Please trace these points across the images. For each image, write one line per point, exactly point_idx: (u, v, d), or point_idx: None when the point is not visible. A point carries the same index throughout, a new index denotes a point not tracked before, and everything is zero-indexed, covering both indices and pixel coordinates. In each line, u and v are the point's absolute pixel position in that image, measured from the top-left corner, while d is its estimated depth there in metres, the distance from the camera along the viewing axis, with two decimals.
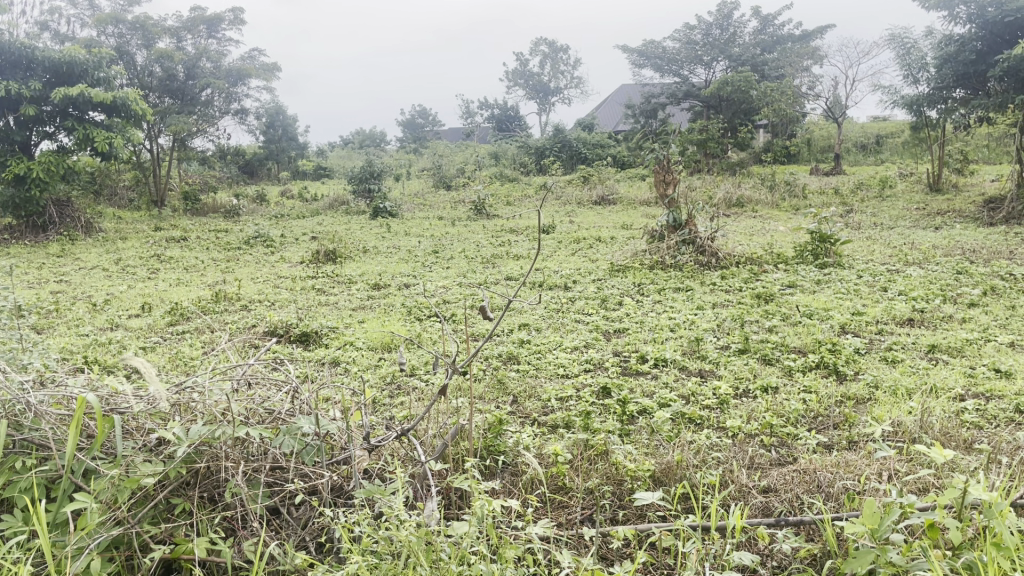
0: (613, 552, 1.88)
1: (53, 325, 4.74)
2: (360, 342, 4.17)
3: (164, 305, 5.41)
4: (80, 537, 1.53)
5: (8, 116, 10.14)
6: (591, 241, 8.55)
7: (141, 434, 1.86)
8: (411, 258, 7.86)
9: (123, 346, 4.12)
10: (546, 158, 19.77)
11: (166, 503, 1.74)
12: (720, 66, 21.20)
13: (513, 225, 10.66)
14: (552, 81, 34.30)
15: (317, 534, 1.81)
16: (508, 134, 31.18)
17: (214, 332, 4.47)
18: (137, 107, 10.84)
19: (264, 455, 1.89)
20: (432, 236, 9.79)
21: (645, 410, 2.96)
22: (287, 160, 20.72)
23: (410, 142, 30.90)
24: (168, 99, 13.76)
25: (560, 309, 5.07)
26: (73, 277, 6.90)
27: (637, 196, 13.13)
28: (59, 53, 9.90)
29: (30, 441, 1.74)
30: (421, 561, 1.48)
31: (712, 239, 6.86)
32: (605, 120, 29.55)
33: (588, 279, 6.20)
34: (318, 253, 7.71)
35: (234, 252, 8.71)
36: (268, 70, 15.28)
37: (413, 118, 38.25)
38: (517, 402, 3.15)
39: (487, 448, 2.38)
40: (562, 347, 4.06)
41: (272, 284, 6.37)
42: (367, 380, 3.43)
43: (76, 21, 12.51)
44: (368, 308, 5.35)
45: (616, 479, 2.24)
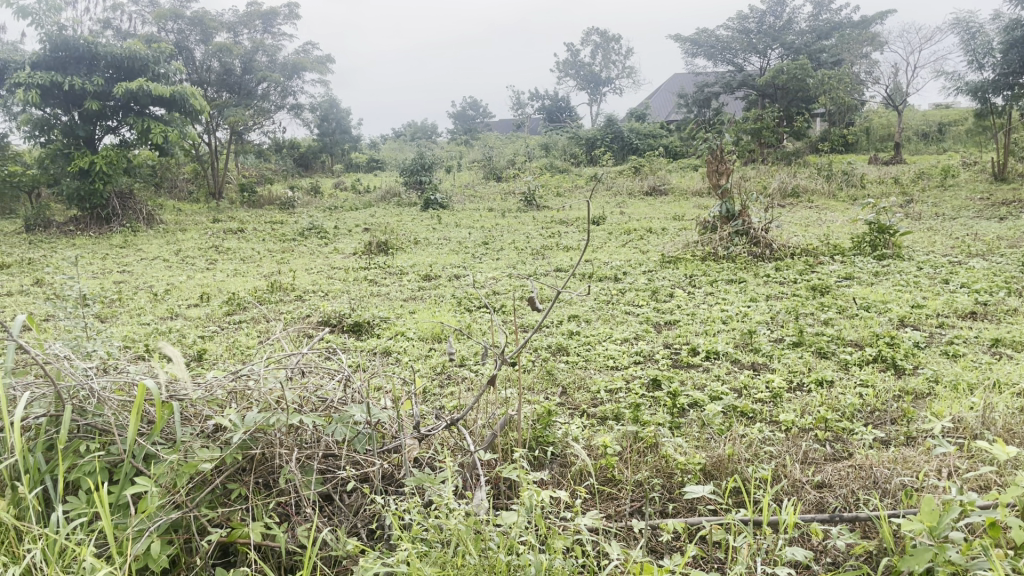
0: (663, 545, 1.87)
1: (116, 315, 4.88)
2: (411, 332, 4.21)
3: (221, 296, 5.52)
4: (140, 520, 1.57)
5: (72, 111, 10.45)
6: (642, 232, 8.49)
7: (199, 420, 1.90)
8: (462, 249, 7.91)
9: (183, 335, 4.23)
10: (597, 148, 19.65)
11: (223, 488, 1.78)
12: (776, 54, 20.79)
13: (563, 217, 10.64)
14: (603, 71, 33.96)
15: (369, 521, 1.83)
16: (558, 124, 31.04)
17: (269, 322, 4.56)
18: (196, 102, 11.06)
19: (317, 443, 1.93)
20: (483, 228, 9.84)
21: (696, 402, 2.93)
22: (341, 153, 20.95)
23: (461, 133, 30.97)
24: (226, 93, 14.10)
25: (611, 301, 5.05)
26: (135, 268, 7.11)
27: (689, 186, 13.01)
28: (121, 49, 10.18)
29: (93, 426, 1.79)
30: (469, 550, 1.48)
31: (766, 230, 6.73)
32: (658, 111, 29.30)
33: (639, 270, 6.15)
34: (371, 245, 7.80)
35: (289, 242, 8.87)
36: (322, 63, 15.48)
37: (463, 110, 38.27)
38: (566, 394, 3.16)
39: (536, 438, 2.39)
40: (612, 339, 4.04)
41: (325, 275, 6.47)
42: (418, 370, 3.47)
43: (138, 18, 12.79)
44: (418, 299, 5.39)
45: (667, 472, 2.23)
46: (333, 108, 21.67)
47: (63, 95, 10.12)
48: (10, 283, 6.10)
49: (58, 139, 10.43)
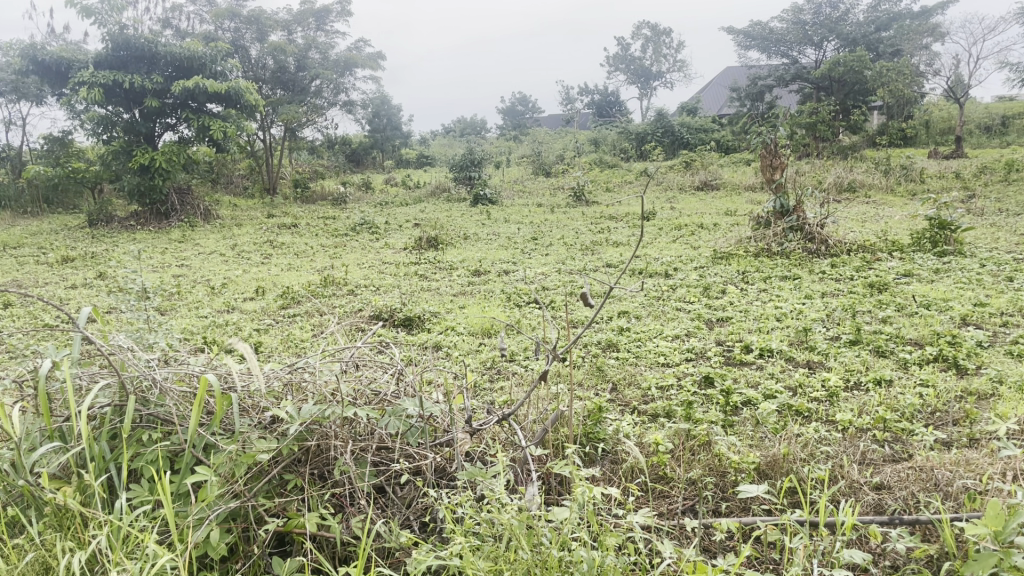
0: (717, 545, 1.85)
1: (175, 307, 5.01)
2: (461, 327, 4.24)
3: (276, 290, 5.62)
4: (201, 508, 1.61)
5: (134, 109, 10.74)
6: (693, 227, 8.40)
7: (257, 412, 1.94)
8: (511, 244, 7.93)
9: (240, 328, 4.32)
10: (647, 143, 19.48)
11: (279, 478, 1.82)
12: (832, 46, 20.36)
13: (613, 212, 10.57)
14: (654, 65, 33.63)
15: (421, 514, 1.85)
16: (608, 119, 30.84)
17: (323, 316, 4.63)
18: (251, 98, 11.26)
19: (370, 436, 1.95)
20: (532, 223, 9.84)
21: (750, 401, 2.89)
22: (391, 149, 21.11)
23: (510, 129, 31.01)
24: (280, 90, 14.34)
25: (661, 297, 5.01)
26: (193, 261, 7.28)
27: (741, 181, 12.83)
28: (180, 48, 10.43)
29: (155, 416, 1.83)
30: (521, 544, 1.47)
31: (822, 226, 6.60)
32: (710, 105, 28.95)
33: (690, 266, 6.09)
34: (421, 240, 7.86)
35: (342, 238, 8.99)
36: (374, 60, 15.63)
37: (513, 106, 38.25)
38: (617, 390, 3.14)
39: (587, 434, 2.38)
40: (663, 335, 4.01)
41: (376, 270, 6.55)
42: (468, 364, 3.49)
43: (196, 17, 13.08)
44: (468, 293, 5.42)
45: (720, 470, 2.20)
46: (384, 104, 21.88)
47: (125, 93, 10.42)
48: (74, 276, 6.29)
49: (120, 136, 10.75)
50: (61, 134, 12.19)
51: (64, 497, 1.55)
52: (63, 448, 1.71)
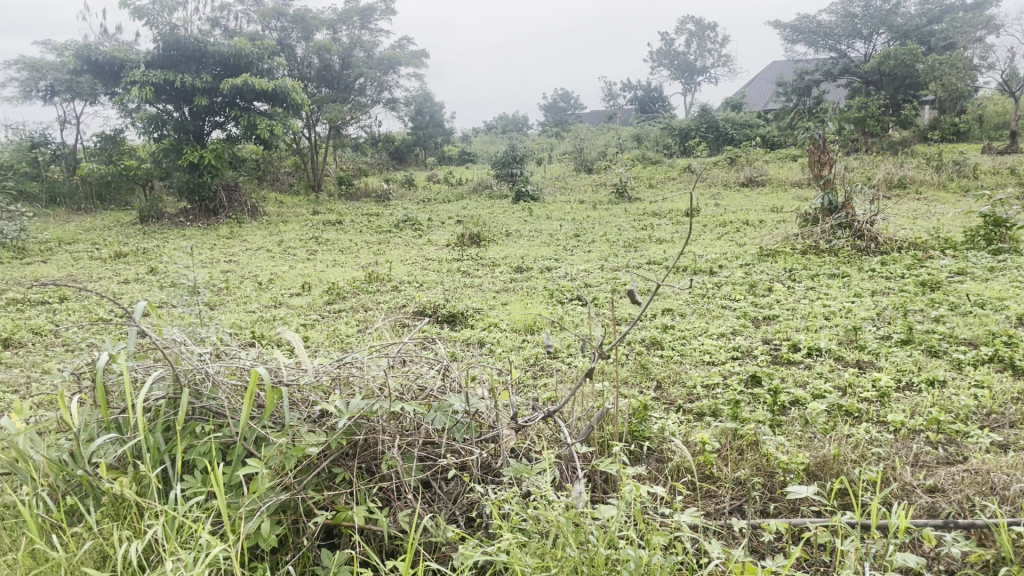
0: (765, 546, 1.83)
1: (224, 302, 5.10)
2: (504, 324, 4.25)
3: (322, 285, 5.69)
4: (252, 500, 1.63)
5: (183, 108, 10.95)
6: (738, 224, 8.29)
7: (306, 406, 1.97)
8: (553, 241, 7.92)
9: (286, 323, 4.38)
10: (691, 139, 19.29)
11: (328, 472, 1.84)
12: (882, 40, 19.94)
13: (656, 209, 10.49)
14: (698, 60, 33.28)
15: (467, 509, 1.86)
16: (651, 115, 30.62)
17: (367, 312, 4.68)
18: (298, 96, 11.40)
19: (417, 430, 1.97)
20: (574, 220, 9.81)
21: (798, 400, 2.84)
22: (433, 146, 21.20)
23: (552, 126, 30.96)
24: (325, 88, 14.51)
25: (706, 294, 4.96)
26: (241, 257, 7.42)
27: (787, 177, 12.64)
28: (228, 47, 10.61)
29: (208, 409, 1.87)
30: (568, 541, 1.46)
31: (871, 223, 6.47)
32: (756, 100, 28.59)
33: (736, 264, 6.01)
34: (463, 237, 7.89)
35: (385, 234, 9.07)
36: (417, 58, 15.72)
37: (555, 102, 38.17)
38: (661, 388, 3.13)
39: (632, 432, 2.37)
40: (708, 333, 3.97)
41: (419, 266, 6.59)
42: (511, 361, 3.49)
43: (244, 17, 13.29)
44: (510, 290, 5.42)
45: (769, 470, 2.18)
46: (427, 102, 22.02)
47: (175, 92, 10.64)
48: (127, 271, 6.44)
49: (171, 134, 10.98)
50: (114, 132, 12.48)
51: (121, 487, 1.59)
52: (120, 440, 1.75)
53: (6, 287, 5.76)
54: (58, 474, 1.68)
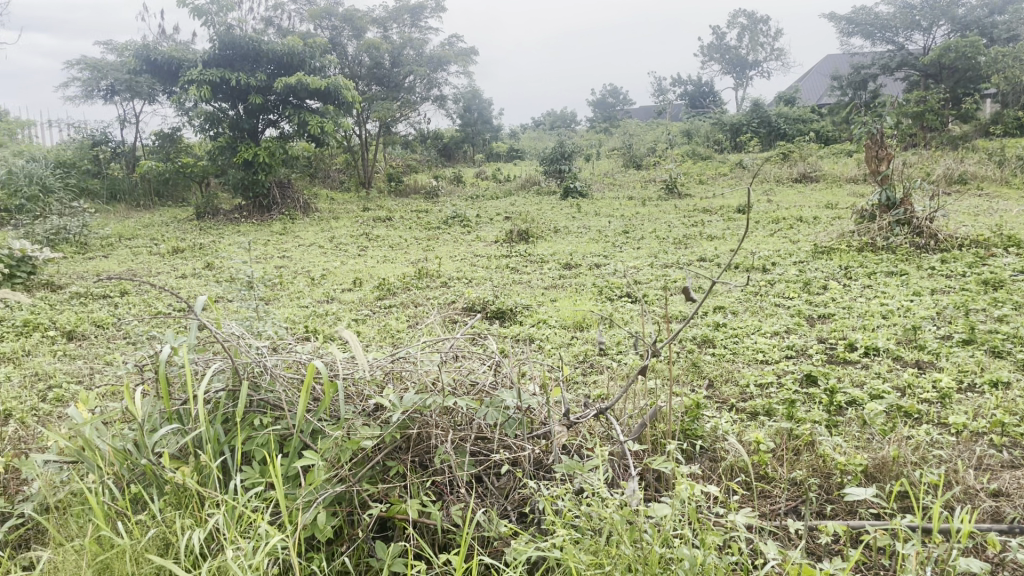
0: (822, 548, 1.80)
1: (278, 297, 5.19)
2: (553, 320, 4.24)
3: (372, 281, 5.75)
4: (309, 491, 1.66)
5: (238, 106, 11.18)
6: (791, 221, 8.15)
7: (361, 399, 2.00)
8: (601, 237, 7.89)
9: (338, 318, 4.44)
10: (742, 134, 19.01)
11: (382, 465, 1.86)
12: (942, 31, 19.39)
13: (707, 205, 10.37)
14: (750, 54, 32.76)
15: (519, 505, 1.86)
16: (702, 110, 30.26)
17: (418, 308, 4.71)
18: (349, 94, 11.53)
19: (469, 425, 1.98)
20: (623, 217, 9.75)
21: (855, 400, 2.78)
22: (482, 143, 21.25)
23: (600, 121, 30.80)
24: (375, 86, 14.65)
25: (759, 292, 4.89)
26: (294, 253, 7.53)
27: (842, 172, 12.38)
28: (281, 46, 10.77)
29: (266, 401, 1.90)
30: (622, 540, 1.45)
31: (931, 220, 6.30)
32: (810, 95, 28.06)
33: (789, 261, 5.91)
34: (511, 233, 7.90)
35: (434, 231, 9.13)
36: (466, 55, 15.76)
37: (604, 98, 37.94)
38: (713, 386, 3.09)
39: (684, 431, 2.35)
40: (761, 331, 3.91)
41: (468, 262, 6.61)
42: (561, 357, 3.49)
43: (296, 16, 13.47)
44: (559, 287, 5.41)
45: (825, 471, 2.14)
46: (475, 99, 22.09)
47: (230, 91, 10.86)
48: (184, 266, 6.59)
49: (226, 132, 11.20)
50: (171, 131, 12.78)
51: (183, 476, 1.63)
52: (182, 430, 1.80)
53: (69, 282, 5.93)
54: (123, 463, 1.73)
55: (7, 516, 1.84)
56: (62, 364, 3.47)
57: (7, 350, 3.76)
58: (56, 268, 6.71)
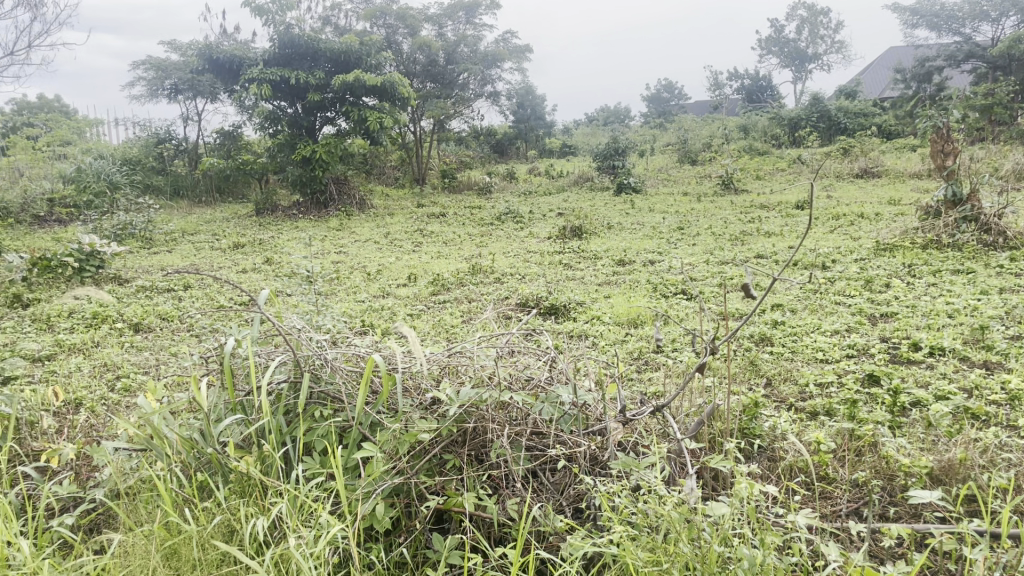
0: (884, 551, 1.76)
1: (336, 291, 5.27)
2: (607, 316, 4.23)
3: (427, 277, 5.81)
4: (368, 482, 1.69)
5: (296, 104, 11.41)
6: (852, 217, 7.97)
7: (418, 392, 2.02)
8: (656, 234, 7.82)
9: (394, 313, 4.50)
10: (801, 129, 18.63)
11: (439, 458, 1.89)
12: (1012, 21, 18.71)
13: (765, 201, 10.20)
14: (810, 48, 32.08)
15: (574, 501, 1.86)
16: (759, 104, 29.76)
17: (472, 303, 4.75)
18: (404, 91, 11.63)
19: (525, 420, 1.99)
20: (678, 213, 9.64)
21: (919, 401, 2.71)
22: (535, 139, 21.24)
23: (655, 117, 30.51)
24: (430, 83, 14.77)
25: (819, 290, 4.79)
26: (350, 249, 7.65)
27: (906, 168, 12.05)
28: (338, 44, 10.92)
29: (326, 393, 1.94)
30: (680, 537, 1.44)
31: (999, 216, 6.09)
32: (872, 88, 27.35)
33: (850, 258, 5.78)
34: (565, 229, 7.89)
35: (487, 227, 9.16)
36: (520, 51, 15.77)
37: (658, 93, 37.54)
38: (772, 385, 3.05)
39: (742, 430, 2.32)
40: (821, 330, 3.84)
41: (522, 258, 6.62)
42: (616, 354, 3.48)
43: (353, 15, 13.64)
44: (613, 283, 5.39)
45: (888, 473, 2.10)
46: (528, 95, 22.10)
47: (289, 89, 11.07)
48: (245, 261, 6.75)
49: (285, 130, 11.41)
50: (232, 129, 13.07)
51: (247, 465, 1.67)
52: (245, 420, 1.84)
53: (135, 275, 6.12)
54: (189, 451, 1.78)
55: (80, 501, 1.91)
56: (130, 355, 3.59)
57: (78, 341, 3.90)
58: (123, 263, 6.93)
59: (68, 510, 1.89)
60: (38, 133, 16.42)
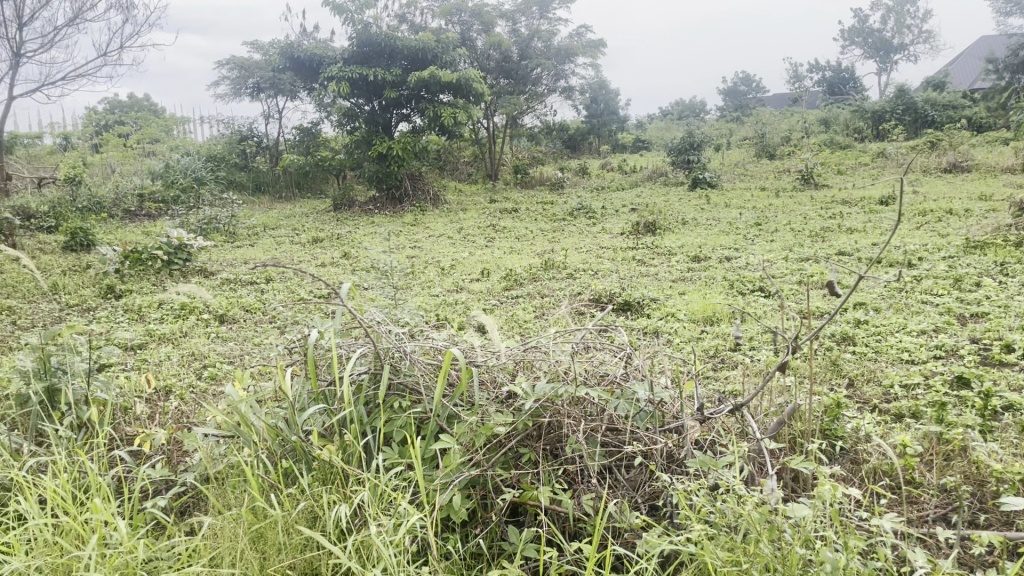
0: (975, 560, 1.70)
1: (411, 286, 5.35)
2: (682, 313, 4.18)
3: (500, 272, 5.83)
4: (446, 473, 1.72)
5: (373, 101, 11.60)
6: (939, 213, 7.67)
7: (494, 386, 2.04)
8: (732, 230, 7.68)
9: (468, 307, 4.54)
10: (885, 122, 18.01)
11: (515, 451, 1.90)
12: None
13: (846, 197, 9.90)
14: (895, 38, 30.95)
15: (650, 498, 1.85)
16: (841, 97, 28.85)
17: (545, 298, 4.75)
18: (479, 87, 11.70)
19: (601, 416, 1.98)
20: (755, 208, 9.45)
21: (1013, 405, 2.60)
22: (608, 134, 21.10)
23: (731, 110, 29.93)
24: (504, 79, 14.82)
25: (904, 288, 4.63)
26: (424, 244, 7.74)
27: (999, 162, 11.53)
28: (415, 42, 11.06)
29: (404, 385, 1.97)
30: (761, 538, 1.42)
31: None
32: (962, 79, 26.23)
33: (938, 256, 5.56)
34: (638, 225, 7.83)
35: (560, 222, 9.16)
36: (594, 46, 15.69)
37: (735, 86, 36.73)
38: (854, 385, 2.97)
39: (824, 430, 2.26)
40: (907, 329, 3.71)
41: (594, 254, 6.60)
42: (692, 352, 3.44)
43: (428, 12, 13.78)
44: (688, 280, 5.32)
45: (978, 479, 2.02)
46: (602, 90, 21.95)
47: (367, 86, 11.26)
48: (322, 256, 6.90)
49: (362, 127, 11.62)
50: (311, 126, 13.38)
51: (329, 453, 1.72)
52: (327, 410, 1.89)
53: (219, 269, 6.33)
54: (274, 439, 1.84)
55: (171, 484, 2.00)
56: (216, 345, 3.72)
57: (166, 331, 4.05)
58: (208, 255, 7.17)
59: (161, 493, 1.98)
60: (129, 130, 17.13)
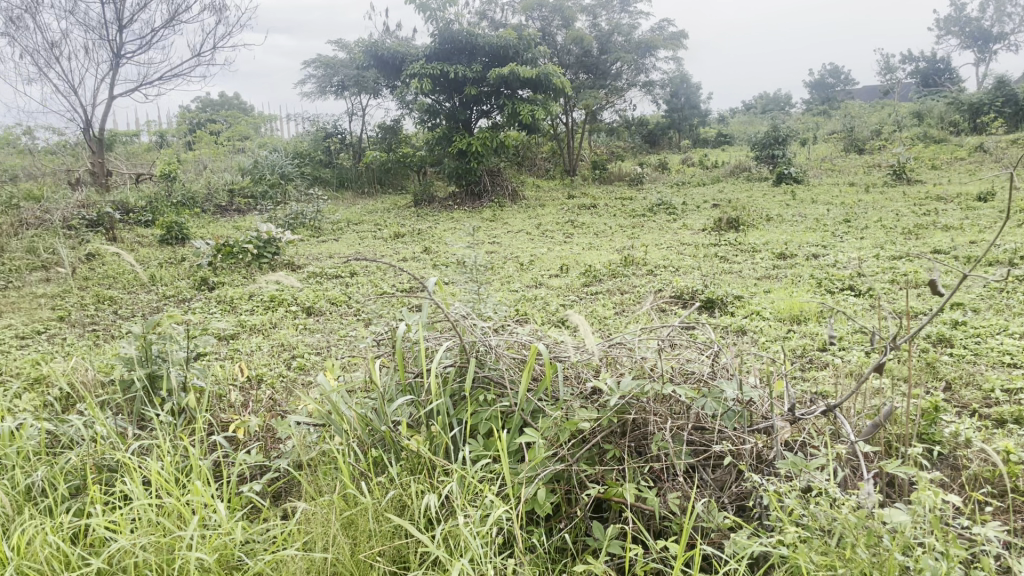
0: None
1: (490, 280, 5.38)
2: (767, 311, 4.09)
3: (579, 268, 5.81)
4: (531, 467, 1.73)
5: (454, 98, 11.72)
6: None
7: (579, 381, 2.04)
8: (819, 226, 7.45)
9: (547, 303, 4.54)
10: (985, 114, 17.18)
11: (600, 447, 1.90)
12: None
13: (941, 192, 9.49)
14: (996, 26, 29.47)
15: (738, 499, 1.82)
16: (935, 88, 27.65)
17: (626, 295, 4.71)
18: (560, 82, 11.67)
19: (687, 414, 1.96)
20: (842, 204, 9.15)
21: None
22: (689, 128, 20.78)
23: (817, 103, 29.06)
24: (584, 74, 14.76)
25: (1005, 288, 4.41)
26: (503, 239, 7.78)
27: None
28: (496, 39, 11.12)
29: (490, 378, 1.99)
30: (857, 543, 1.38)
31: None
32: None
33: None
34: (721, 221, 7.69)
35: (639, 218, 9.07)
36: (676, 39, 15.46)
37: (823, 79, 35.62)
38: (952, 388, 2.85)
39: (920, 435, 2.18)
40: (1009, 331, 3.54)
41: (675, 251, 6.51)
42: (778, 351, 3.36)
43: (509, 8, 13.83)
44: (773, 277, 5.20)
45: None
46: (683, 84, 21.63)
47: (448, 83, 11.39)
48: (403, 250, 7.01)
49: (443, 123, 11.75)
50: (393, 122, 13.60)
51: (417, 444, 1.75)
52: (414, 401, 1.93)
53: (305, 262, 6.51)
54: (364, 428, 1.89)
55: (265, 469, 2.07)
56: (304, 336, 3.82)
57: (257, 322, 4.19)
58: (294, 250, 7.38)
59: (255, 478, 2.05)
60: (220, 128, 17.76)
